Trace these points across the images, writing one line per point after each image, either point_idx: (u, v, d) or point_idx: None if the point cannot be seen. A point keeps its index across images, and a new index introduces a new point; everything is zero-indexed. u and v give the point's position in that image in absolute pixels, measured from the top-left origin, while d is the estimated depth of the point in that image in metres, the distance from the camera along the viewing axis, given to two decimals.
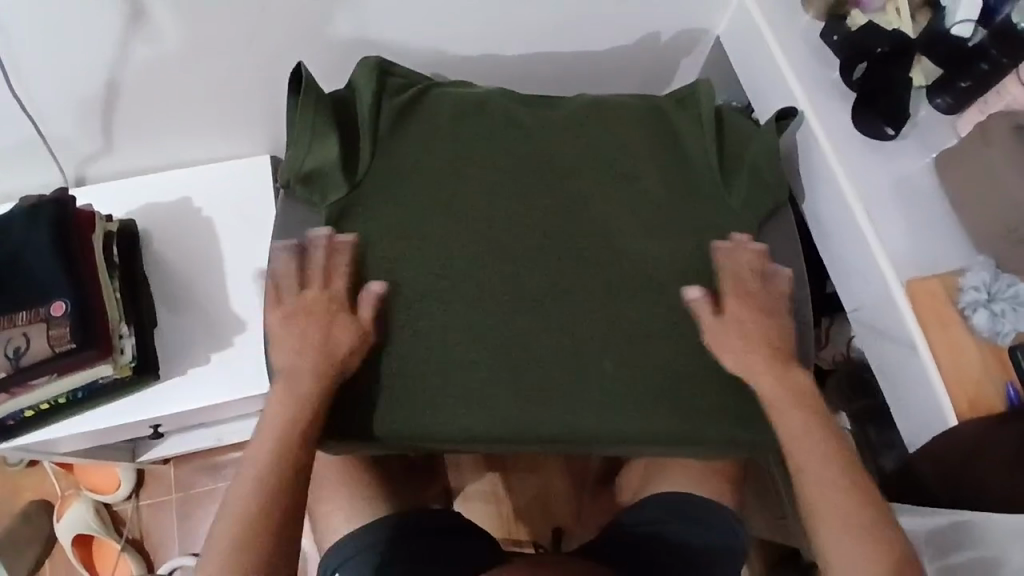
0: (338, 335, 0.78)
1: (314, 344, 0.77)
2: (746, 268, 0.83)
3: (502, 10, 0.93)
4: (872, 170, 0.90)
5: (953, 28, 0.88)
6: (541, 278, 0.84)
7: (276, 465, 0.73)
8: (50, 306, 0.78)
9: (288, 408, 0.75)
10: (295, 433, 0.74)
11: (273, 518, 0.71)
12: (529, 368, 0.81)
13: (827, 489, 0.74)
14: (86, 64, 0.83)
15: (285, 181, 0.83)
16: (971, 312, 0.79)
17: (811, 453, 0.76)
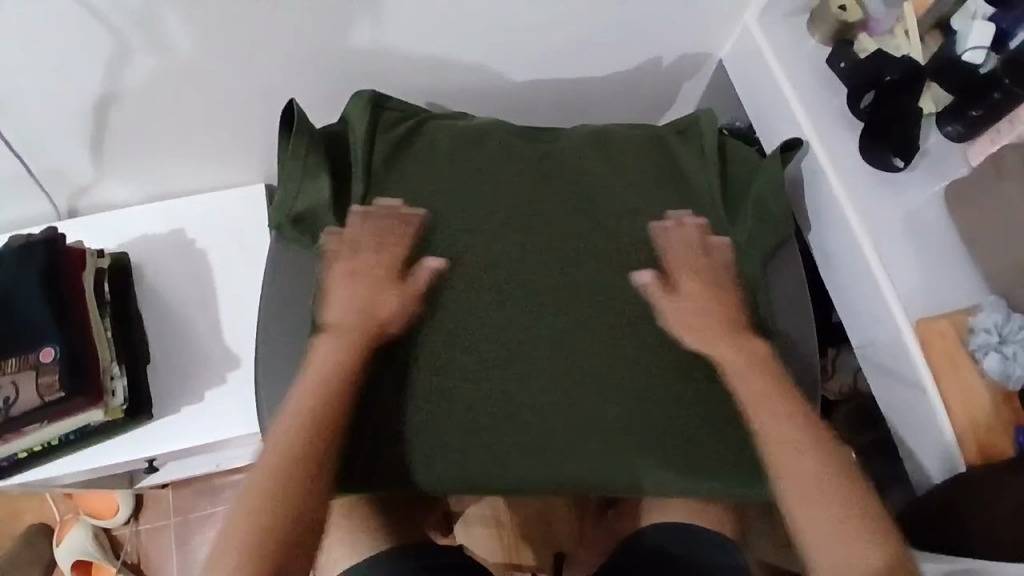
0: (382, 300, 0.77)
1: (381, 308, 0.77)
2: (680, 254, 0.83)
3: (499, 37, 0.91)
4: (881, 203, 0.88)
5: (964, 54, 0.84)
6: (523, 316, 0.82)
7: (308, 423, 0.70)
8: (39, 352, 0.76)
9: (332, 366, 0.73)
10: (335, 383, 0.73)
11: (294, 482, 0.67)
12: (520, 409, 0.79)
13: (796, 468, 0.71)
14: (74, 99, 0.82)
15: (276, 224, 0.82)
16: (982, 355, 0.77)
17: (772, 429, 0.73)
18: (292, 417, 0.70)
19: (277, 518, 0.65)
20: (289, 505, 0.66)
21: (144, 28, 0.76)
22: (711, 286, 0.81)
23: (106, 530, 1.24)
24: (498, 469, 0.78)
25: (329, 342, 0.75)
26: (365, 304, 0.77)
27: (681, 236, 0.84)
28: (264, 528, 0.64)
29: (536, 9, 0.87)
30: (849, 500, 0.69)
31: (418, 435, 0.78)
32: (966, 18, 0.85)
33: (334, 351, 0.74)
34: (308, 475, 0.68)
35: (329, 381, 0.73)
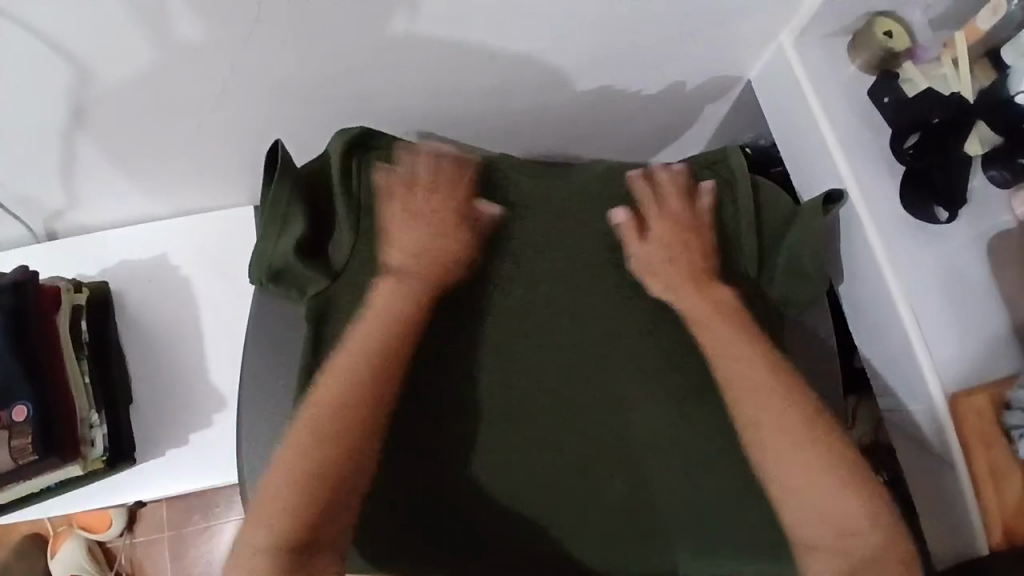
0: (432, 245, 0.76)
1: (445, 254, 0.77)
2: (670, 191, 0.81)
3: (508, 61, 0.82)
4: (921, 256, 0.80)
5: (1015, 96, 0.76)
6: (540, 358, 0.80)
7: (352, 377, 0.70)
8: (11, 410, 0.72)
9: (378, 314, 0.73)
10: (393, 333, 0.72)
11: (340, 432, 0.67)
12: (543, 460, 0.78)
13: (776, 426, 0.69)
14: (37, 129, 0.75)
15: (256, 280, 0.78)
16: (1018, 436, 0.71)
17: (756, 386, 0.71)
18: (337, 368, 0.70)
19: (323, 473, 0.66)
20: (337, 459, 0.66)
21: (110, 59, 0.68)
22: (677, 226, 0.79)
23: (99, 543, 1.21)
24: (508, 530, 0.76)
25: (388, 288, 0.74)
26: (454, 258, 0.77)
27: (664, 183, 0.81)
28: (307, 485, 0.65)
29: (547, 32, 0.78)
30: (847, 472, 0.67)
31: (423, 506, 0.76)
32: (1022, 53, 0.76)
33: (389, 295, 0.74)
34: (349, 426, 0.68)
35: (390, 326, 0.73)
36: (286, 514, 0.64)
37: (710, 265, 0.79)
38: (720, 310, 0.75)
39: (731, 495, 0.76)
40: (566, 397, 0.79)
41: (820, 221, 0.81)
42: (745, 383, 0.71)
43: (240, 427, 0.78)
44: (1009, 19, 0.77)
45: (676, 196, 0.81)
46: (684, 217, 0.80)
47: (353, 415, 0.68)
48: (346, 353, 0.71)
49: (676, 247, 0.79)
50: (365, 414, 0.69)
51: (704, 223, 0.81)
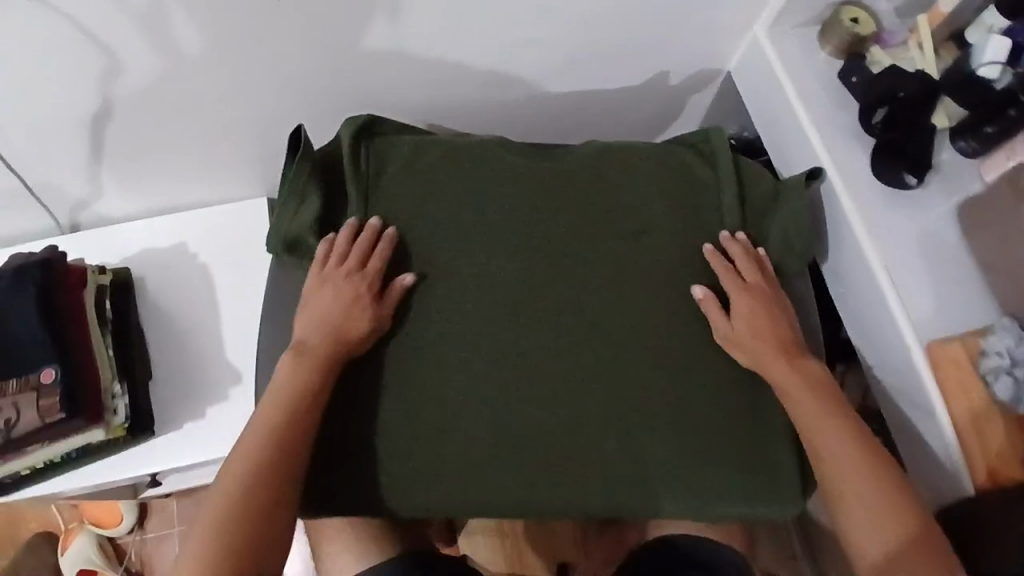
0: (353, 322, 0.79)
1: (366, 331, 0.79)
2: (742, 260, 0.86)
3: (503, 52, 0.89)
4: (894, 222, 0.85)
5: (979, 69, 0.81)
6: (518, 325, 0.83)
7: (274, 442, 0.72)
8: (39, 373, 0.75)
9: (294, 385, 0.75)
10: (297, 404, 0.74)
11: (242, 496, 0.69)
12: (520, 419, 0.81)
13: (843, 471, 0.73)
14: (70, 115, 0.81)
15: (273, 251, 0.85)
16: (994, 378, 0.75)
17: (823, 432, 0.75)
18: (257, 434, 0.73)
19: (248, 527, 0.68)
20: (230, 524, 0.68)
21: (141, 45, 0.75)
22: (758, 298, 0.83)
23: (109, 538, 1.22)
24: (482, 485, 0.79)
25: (305, 361, 0.76)
26: (372, 335, 0.80)
27: (735, 252, 0.86)
28: (233, 539, 0.68)
29: (539, 24, 0.85)
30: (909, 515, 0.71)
31: (424, 460, 0.79)
32: (982, 32, 0.82)
33: (312, 370, 0.76)
34: (276, 488, 0.71)
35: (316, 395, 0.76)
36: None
37: (794, 337, 0.83)
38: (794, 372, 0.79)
39: (720, 441, 0.81)
40: (545, 359, 0.83)
41: (801, 195, 0.87)
42: (810, 430, 0.76)
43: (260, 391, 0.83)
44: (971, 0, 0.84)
45: (755, 270, 0.85)
46: (763, 289, 0.84)
47: (279, 474, 0.71)
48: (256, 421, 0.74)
49: (762, 320, 0.82)
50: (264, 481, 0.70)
51: (782, 295, 0.86)
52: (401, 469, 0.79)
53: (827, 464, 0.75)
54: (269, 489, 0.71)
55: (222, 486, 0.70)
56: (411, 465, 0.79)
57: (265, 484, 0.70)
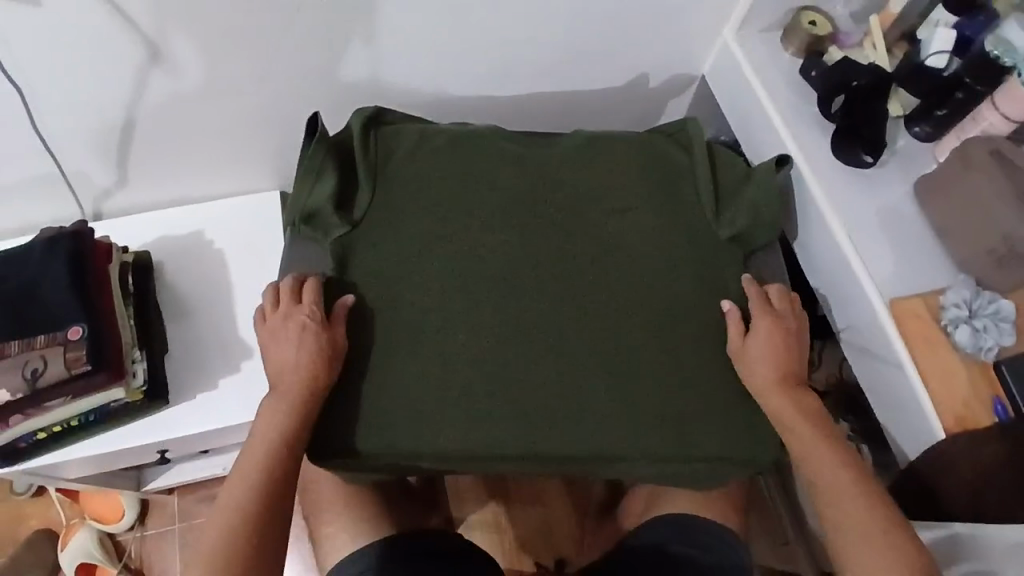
0: (314, 353, 0.82)
1: (325, 358, 0.83)
2: (776, 297, 0.91)
3: (499, 50, 0.99)
4: (856, 195, 0.94)
5: (928, 59, 0.91)
6: (502, 290, 0.89)
7: (257, 485, 0.78)
8: (67, 330, 0.81)
9: (276, 434, 0.79)
10: (277, 440, 0.79)
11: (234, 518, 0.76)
12: (506, 376, 0.86)
13: (839, 492, 0.79)
14: (104, 104, 0.90)
15: (291, 224, 0.92)
16: (953, 328, 0.83)
17: (822, 458, 0.81)
18: (242, 483, 0.78)
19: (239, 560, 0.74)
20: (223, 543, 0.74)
21: (176, 35, 0.84)
22: (784, 329, 0.88)
23: (110, 534, 1.23)
24: (466, 433, 0.84)
25: (282, 407, 0.80)
26: (330, 361, 0.83)
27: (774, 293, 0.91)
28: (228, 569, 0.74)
29: (530, 23, 0.96)
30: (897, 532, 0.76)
31: (425, 413, 0.84)
32: (931, 27, 0.92)
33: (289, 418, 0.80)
34: (266, 520, 0.77)
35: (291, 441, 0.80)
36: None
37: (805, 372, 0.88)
38: (794, 405, 0.84)
39: (706, 397, 0.88)
40: (528, 321, 0.89)
41: (772, 177, 0.95)
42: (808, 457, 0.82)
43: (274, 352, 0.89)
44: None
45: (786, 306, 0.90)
46: (790, 322, 0.89)
47: (267, 513, 0.77)
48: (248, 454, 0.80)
49: (781, 347, 0.87)
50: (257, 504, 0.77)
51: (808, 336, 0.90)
52: (404, 420, 0.84)
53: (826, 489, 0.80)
54: (258, 514, 0.76)
55: (210, 526, 0.76)
56: (413, 419, 0.84)
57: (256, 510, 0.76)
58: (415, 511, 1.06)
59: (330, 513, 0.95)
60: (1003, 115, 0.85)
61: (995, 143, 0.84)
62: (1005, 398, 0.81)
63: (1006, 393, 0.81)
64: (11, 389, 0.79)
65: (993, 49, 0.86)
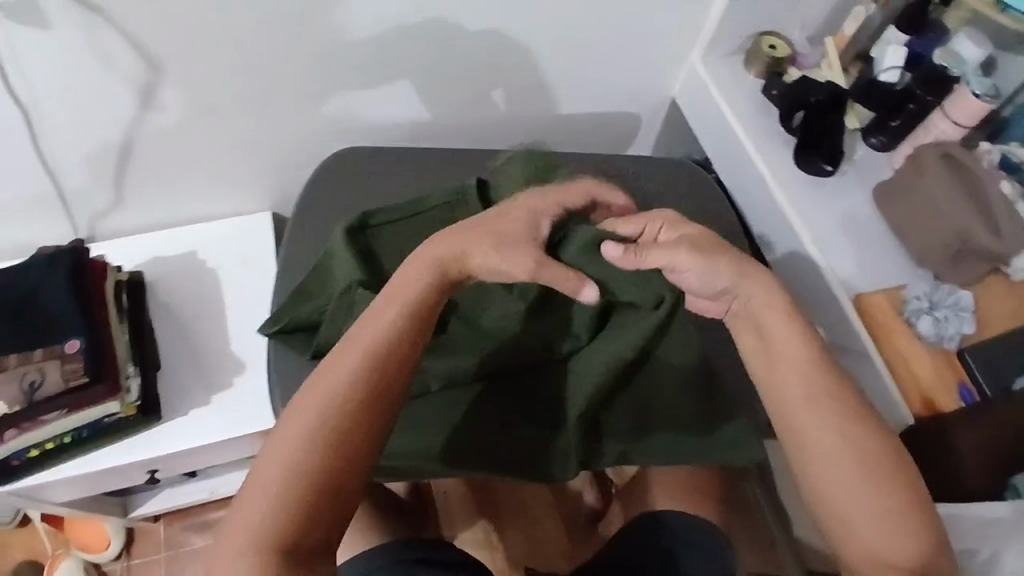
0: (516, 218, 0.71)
1: (510, 243, 0.69)
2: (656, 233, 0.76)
3: (484, 74, 1.05)
4: (819, 201, 1.00)
5: (881, 74, 1.01)
6: (499, 328, 0.86)
7: (311, 442, 0.59)
8: (64, 344, 0.86)
9: (381, 331, 0.64)
10: (388, 352, 0.63)
11: (341, 424, 0.60)
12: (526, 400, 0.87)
13: (826, 463, 0.64)
14: (106, 127, 0.94)
15: (271, 334, 0.87)
16: (916, 319, 0.89)
17: (821, 422, 0.65)
18: (333, 382, 0.61)
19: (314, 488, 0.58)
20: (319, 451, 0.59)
21: (175, 57, 0.88)
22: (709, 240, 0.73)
23: (95, 564, 1.21)
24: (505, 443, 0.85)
25: (391, 305, 0.65)
26: (502, 266, 0.68)
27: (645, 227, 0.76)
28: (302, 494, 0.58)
29: (513, 49, 1.03)
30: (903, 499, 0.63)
31: (452, 429, 0.85)
32: (883, 46, 1.02)
33: (403, 323, 0.64)
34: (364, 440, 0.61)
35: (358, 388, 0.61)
36: (269, 501, 0.57)
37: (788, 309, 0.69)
38: (789, 351, 0.68)
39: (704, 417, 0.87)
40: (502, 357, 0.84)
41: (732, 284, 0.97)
42: (799, 427, 0.66)
43: (273, 382, 0.87)
44: (870, 22, 1.03)
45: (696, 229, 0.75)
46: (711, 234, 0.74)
47: (359, 433, 0.60)
48: (350, 349, 0.63)
49: (716, 283, 0.71)
50: (360, 422, 0.61)
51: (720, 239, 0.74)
52: (421, 431, 0.84)
53: (822, 469, 0.64)
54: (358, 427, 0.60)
55: (250, 490, 0.59)
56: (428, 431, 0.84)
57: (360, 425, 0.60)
58: (409, 522, 1.05)
59: None
60: (952, 122, 0.94)
61: (944, 147, 0.93)
62: (968, 380, 0.87)
63: (969, 376, 0.86)
64: (7, 401, 0.84)
65: (942, 62, 0.95)
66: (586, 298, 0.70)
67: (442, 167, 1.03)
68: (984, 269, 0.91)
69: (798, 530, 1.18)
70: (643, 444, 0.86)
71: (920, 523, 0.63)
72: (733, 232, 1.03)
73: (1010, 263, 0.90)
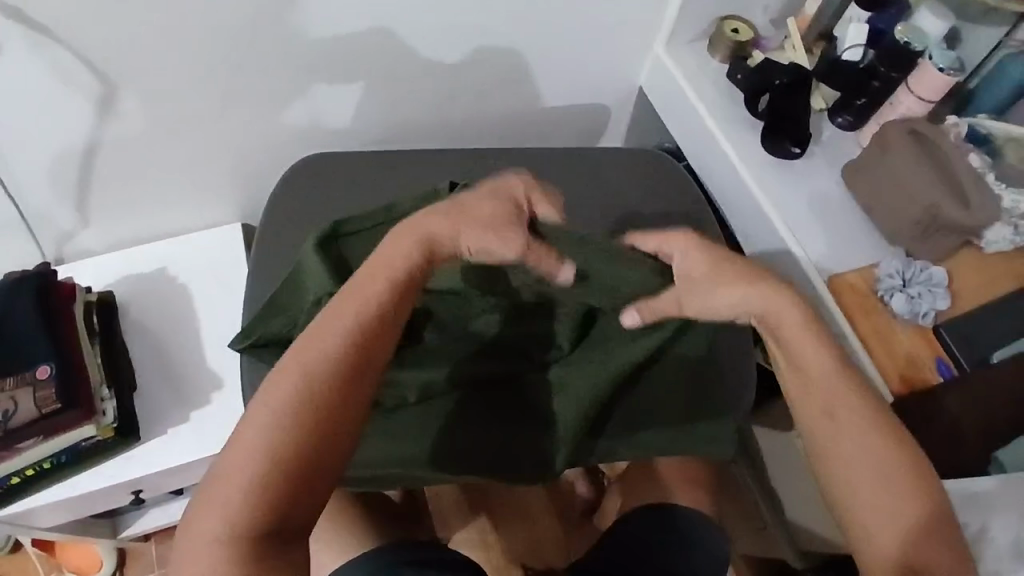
0: (497, 198, 0.73)
1: (497, 225, 0.70)
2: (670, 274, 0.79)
3: (448, 72, 1.05)
4: (788, 184, 1.00)
5: (843, 53, 1.01)
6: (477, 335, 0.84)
7: (288, 422, 0.59)
8: (35, 370, 0.85)
9: (342, 329, 0.63)
10: (353, 348, 0.63)
11: (308, 422, 0.60)
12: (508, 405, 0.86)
13: (840, 444, 0.68)
14: (65, 146, 0.92)
15: (243, 349, 0.87)
16: (889, 297, 0.90)
17: (835, 413, 0.69)
18: (295, 382, 0.61)
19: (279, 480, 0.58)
20: (284, 449, 0.59)
21: (130, 72, 0.87)
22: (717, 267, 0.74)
23: None
24: (491, 449, 0.85)
25: (355, 304, 0.64)
26: (484, 244, 0.69)
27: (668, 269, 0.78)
28: (267, 489, 0.58)
29: (475, 46, 1.02)
30: (911, 479, 0.67)
31: (437, 437, 0.85)
32: (844, 24, 1.02)
33: (364, 317, 0.64)
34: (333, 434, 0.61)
35: (334, 367, 0.62)
36: (238, 496, 0.58)
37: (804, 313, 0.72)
38: (813, 338, 0.71)
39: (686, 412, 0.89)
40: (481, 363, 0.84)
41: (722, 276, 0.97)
42: (829, 405, 0.69)
43: (247, 390, 0.88)
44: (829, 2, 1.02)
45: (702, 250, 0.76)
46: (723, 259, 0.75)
47: (326, 427, 0.60)
48: (312, 346, 0.62)
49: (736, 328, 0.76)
50: (322, 419, 0.60)
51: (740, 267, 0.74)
52: (405, 442, 0.83)
53: (835, 455, 0.68)
54: (320, 423, 0.60)
55: (228, 468, 0.59)
56: (412, 439, 0.84)
57: (323, 422, 0.60)
58: (401, 525, 1.05)
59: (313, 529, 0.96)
60: (917, 97, 0.94)
61: (912, 122, 0.93)
62: (944, 355, 0.88)
63: (945, 351, 0.87)
64: None
65: (903, 37, 0.95)
66: (562, 278, 0.76)
67: (410, 169, 1.02)
68: (956, 243, 0.92)
69: (790, 511, 1.18)
70: (630, 439, 0.88)
71: (925, 505, 0.66)
72: (707, 218, 1.04)
73: (983, 235, 0.90)
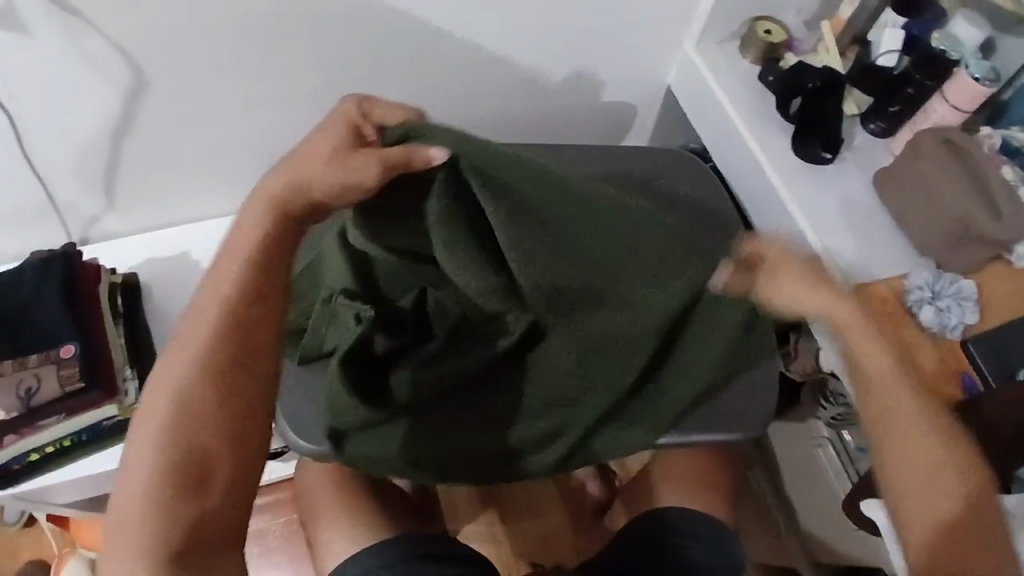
0: (331, 132, 0.68)
1: (338, 157, 0.66)
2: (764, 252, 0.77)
3: (475, 66, 1.04)
4: (817, 188, 0.99)
5: (878, 59, 1.00)
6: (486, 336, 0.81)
7: (175, 428, 0.64)
8: (59, 349, 0.87)
9: (210, 323, 0.66)
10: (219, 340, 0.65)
11: (193, 423, 0.64)
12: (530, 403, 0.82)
13: (907, 443, 0.70)
14: (93, 131, 0.93)
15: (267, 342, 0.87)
16: (918, 309, 0.88)
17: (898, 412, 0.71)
18: (171, 390, 0.65)
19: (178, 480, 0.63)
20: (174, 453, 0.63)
21: (158, 58, 0.87)
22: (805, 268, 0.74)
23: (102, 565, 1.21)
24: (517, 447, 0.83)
25: (215, 295, 0.66)
26: (342, 182, 0.65)
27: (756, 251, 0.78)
28: (167, 492, 0.63)
29: (502, 41, 1.01)
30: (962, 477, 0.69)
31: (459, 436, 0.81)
32: (881, 29, 1.01)
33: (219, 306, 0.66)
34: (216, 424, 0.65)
35: (210, 381, 0.65)
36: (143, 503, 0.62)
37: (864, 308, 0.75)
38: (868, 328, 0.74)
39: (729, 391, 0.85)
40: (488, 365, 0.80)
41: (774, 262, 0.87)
42: (889, 400, 0.71)
43: None
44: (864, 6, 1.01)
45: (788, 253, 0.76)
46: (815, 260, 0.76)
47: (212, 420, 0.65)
48: (189, 351, 0.66)
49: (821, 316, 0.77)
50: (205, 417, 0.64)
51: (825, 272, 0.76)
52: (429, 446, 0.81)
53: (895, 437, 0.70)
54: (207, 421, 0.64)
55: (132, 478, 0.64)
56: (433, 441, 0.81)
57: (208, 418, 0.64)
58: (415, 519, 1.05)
59: (328, 518, 0.96)
60: (952, 106, 0.93)
61: (945, 132, 0.91)
62: (971, 370, 0.86)
63: (972, 366, 0.86)
64: (5, 408, 0.84)
65: (939, 45, 0.93)
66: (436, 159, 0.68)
67: None
68: (989, 255, 0.90)
69: (804, 517, 1.18)
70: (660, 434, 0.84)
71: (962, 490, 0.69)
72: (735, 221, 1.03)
73: (1015, 249, 0.89)
